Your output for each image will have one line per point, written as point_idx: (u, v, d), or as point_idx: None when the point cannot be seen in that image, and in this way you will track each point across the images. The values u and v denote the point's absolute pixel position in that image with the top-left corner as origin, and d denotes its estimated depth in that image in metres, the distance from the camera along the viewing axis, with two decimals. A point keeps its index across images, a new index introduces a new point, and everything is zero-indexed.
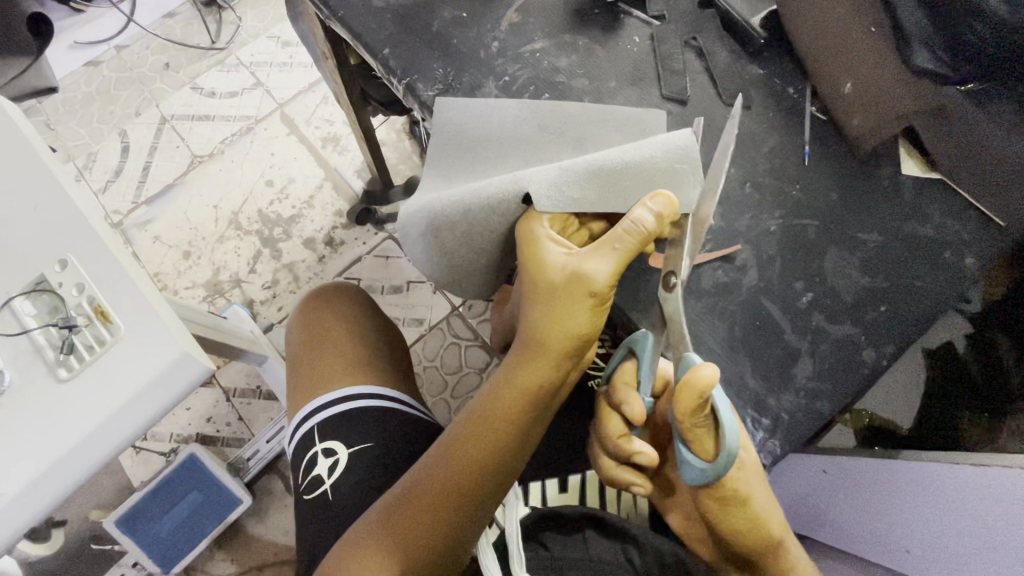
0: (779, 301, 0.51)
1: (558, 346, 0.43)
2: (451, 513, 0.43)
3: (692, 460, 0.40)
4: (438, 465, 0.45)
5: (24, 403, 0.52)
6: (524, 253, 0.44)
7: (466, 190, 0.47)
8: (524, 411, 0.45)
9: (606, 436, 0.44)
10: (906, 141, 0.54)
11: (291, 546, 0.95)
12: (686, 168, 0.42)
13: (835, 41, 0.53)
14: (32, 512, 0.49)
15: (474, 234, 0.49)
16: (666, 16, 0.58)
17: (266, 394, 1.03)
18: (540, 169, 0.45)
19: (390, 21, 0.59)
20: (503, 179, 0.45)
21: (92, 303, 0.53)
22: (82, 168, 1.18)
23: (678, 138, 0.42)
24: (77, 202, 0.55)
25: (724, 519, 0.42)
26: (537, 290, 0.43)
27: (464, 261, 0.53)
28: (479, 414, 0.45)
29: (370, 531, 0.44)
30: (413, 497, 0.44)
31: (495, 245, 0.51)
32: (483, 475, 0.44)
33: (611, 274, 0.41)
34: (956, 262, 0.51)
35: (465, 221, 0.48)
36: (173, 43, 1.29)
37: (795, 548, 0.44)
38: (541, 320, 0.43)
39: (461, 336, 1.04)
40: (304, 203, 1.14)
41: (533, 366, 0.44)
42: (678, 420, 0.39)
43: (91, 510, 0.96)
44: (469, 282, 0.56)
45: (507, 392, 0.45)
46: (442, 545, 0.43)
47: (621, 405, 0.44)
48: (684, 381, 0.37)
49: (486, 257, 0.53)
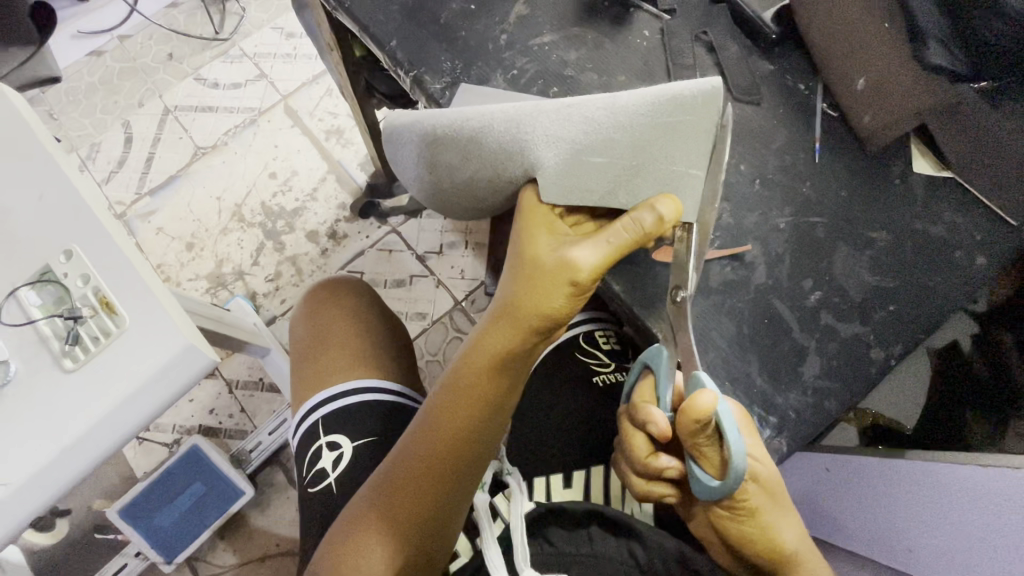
0: (788, 300, 0.51)
1: (532, 322, 0.44)
2: (432, 491, 0.47)
3: (702, 477, 0.41)
4: (420, 439, 0.48)
5: (30, 396, 0.52)
6: (518, 226, 0.44)
7: (470, 143, 0.43)
8: (495, 377, 0.47)
9: (631, 453, 0.45)
10: (917, 140, 0.54)
11: (293, 538, 0.95)
12: (699, 172, 0.41)
13: (847, 33, 0.52)
14: (37, 504, 0.49)
15: (471, 184, 0.48)
16: (677, 10, 0.58)
17: (268, 386, 1.03)
18: (549, 134, 0.41)
19: (397, 13, 0.58)
20: (504, 132, 0.41)
21: (97, 294, 0.53)
22: (85, 158, 1.18)
23: (704, 121, 0.38)
24: (82, 192, 0.55)
25: (738, 531, 0.43)
26: (520, 267, 0.44)
27: (459, 196, 0.51)
28: (456, 382, 0.48)
29: (360, 512, 0.47)
30: (397, 475, 0.47)
31: (496, 197, 0.49)
32: (459, 446, 0.48)
33: (595, 266, 0.41)
34: (965, 262, 0.51)
35: (466, 171, 0.46)
36: (176, 34, 1.28)
37: (812, 555, 0.44)
38: (514, 297, 0.44)
39: (464, 330, 1.04)
40: (307, 195, 1.14)
41: (502, 332, 0.45)
42: (684, 439, 0.40)
43: (94, 500, 0.96)
44: (460, 208, 0.54)
45: (478, 361, 0.47)
46: (427, 517, 0.46)
47: (639, 422, 0.44)
48: (684, 405, 0.38)
49: (485, 200, 0.51)
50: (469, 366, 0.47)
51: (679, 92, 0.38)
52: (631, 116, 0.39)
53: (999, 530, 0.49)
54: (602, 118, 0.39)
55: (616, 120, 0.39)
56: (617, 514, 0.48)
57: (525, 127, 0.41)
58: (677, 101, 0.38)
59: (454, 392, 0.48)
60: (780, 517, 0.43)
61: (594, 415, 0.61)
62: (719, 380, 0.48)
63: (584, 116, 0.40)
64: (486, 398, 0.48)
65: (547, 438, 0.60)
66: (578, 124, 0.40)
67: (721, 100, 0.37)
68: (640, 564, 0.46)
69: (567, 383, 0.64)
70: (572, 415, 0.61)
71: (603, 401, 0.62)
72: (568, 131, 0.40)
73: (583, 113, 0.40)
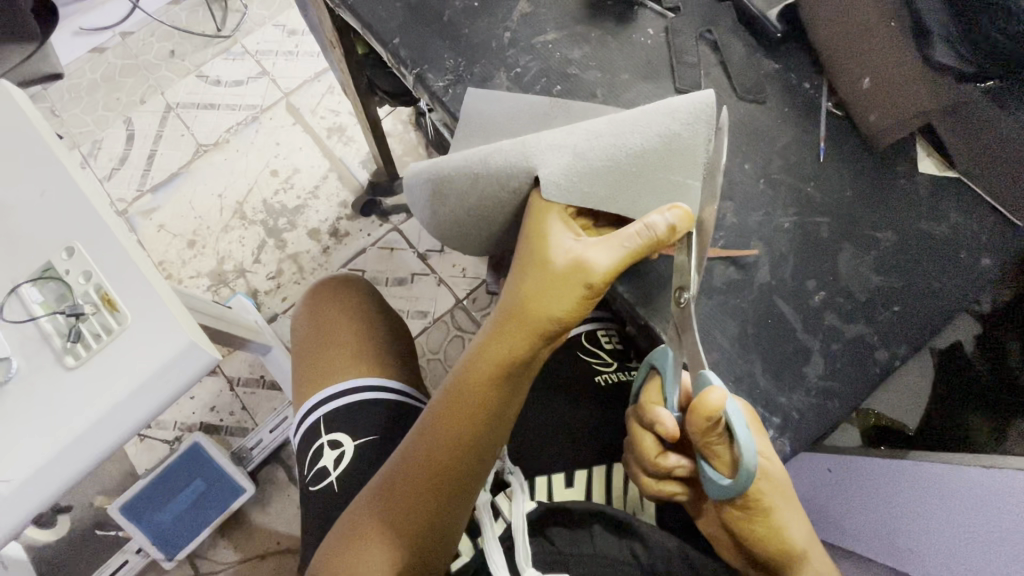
0: (791, 300, 0.50)
1: (540, 325, 0.44)
2: (434, 495, 0.47)
3: (714, 476, 0.41)
4: (424, 443, 0.48)
5: (32, 392, 0.52)
6: (525, 228, 0.45)
7: (478, 160, 0.44)
8: (498, 384, 0.47)
9: (641, 453, 0.45)
10: (923, 140, 0.54)
11: (294, 536, 0.95)
12: (695, 181, 0.42)
13: (855, 34, 0.52)
14: (37, 502, 0.49)
15: (482, 208, 0.48)
16: (680, 8, 0.58)
17: (270, 383, 1.03)
18: (552, 144, 0.43)
19: (400, 11, 0.58)
20: (513, 149, 0.43)
21: (98, 291, 0.52)
22: (88, 155, 1.18)
23: (698, 134, 0.40)
24: (85, 190, 0.55)
25: (751, 531, 0.42)
26: (527, 267, 0.43)
27: (471, 225, 0.51)
28: (459, 386, 0.47)
29: (365, 514, 0.47)
30: (402, 478, 0.47)
31: (504, 218, 0.50)
32: (464, 451, 0.47)
33: (609, 268, 0.41)
34: (971, 262, 0.51)
35: (474, 194, 0.47)
36: (178, 30, 1.28)
37: (823, 557, 0.43)
38: (524, 298, 0.43)
39: (465, 328, 1.04)
40: (309, 193, 1.13)
41: (510, 334, 0.45)
42: (695, 438, 0.40)
43: (97, 496, 0.96)
44: (474, 239, 0.54)
45: (481, 367, 0.46)
46: (430, 522, 0.46)
47: (647, 423, 0.44)
48: (695, 403, 0.38)
49: (493, 224, 0.51)
50: (475, 369, 0.46)
51: (676, 108, 0.41)
52: (631, 128, 0.41)
53: (1003, 533, 0.49)
54: (604, 130, 0.42)
55: (617, 130, 0.42)
56: (619, 513, 0.48)
57: (530, 142, 0.43)
58: (674, 115, 0.41)
59: (459, 395, 0.47)
60: (792, 515, 0.43)
61: (596, 415, 0.61)
62: (721, 380, 0.48)
63: (584, 129, 0.43)
64: (490, 404, 0.47)
65: (549, 438, 0.60)
66: (579, 136, 0.42)
67: (714, 111, 0.40)
68: (642, 564, 0.46)
69: (568, 382, 0.63)
70: (575, 414, 0.61)
71: (604, 401, 0.62)
72: (569, 141, 0.42)
73: (586, 128, 0.43)
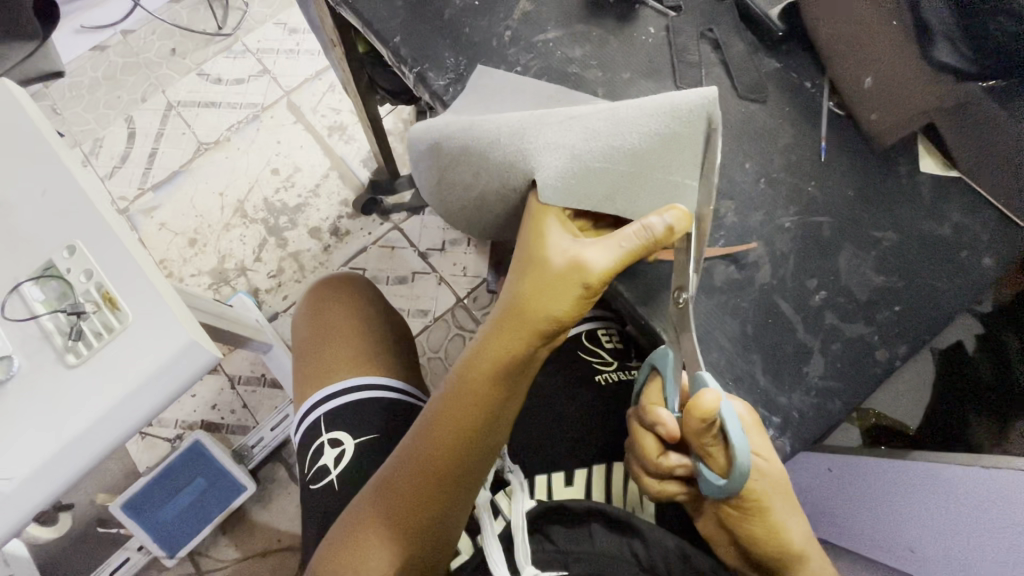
0: (792, 299, 0.50)
1: (538, 324, 0.44)
2: (433, 494, 0.47)
3: (708, 475, 0.41)
4: (422, 442, 0.48)
5: (33, 390, 0.52)
6: (524, 228, 0.45)
7: (477, 154, 0.44)
8: (498, 383, 0.47)
9: (642, 454, 0.46)
10: (925, 140, 0.53)
11: (295, 534, 0.95)
12: (693, 180, 0.41)
13: (857, 33, 0.52)
14: (38, 500, 0.49)
15: (486, 197, 0.49)
16: (682, 7, 0.57)
17: (271, 381, 1.03)
18: (550, 143, 0.42)
19: (401, 9, 0.58)
20: (510, 144, 0.43)
21: (99, 289, 0.53)
22: (89, 153, 1.18)
23: (697, 131, 0.39)
24: (86, 188, 0.55)
25: (747, 529, 0.43)
26: (526, 267, 0.44)
27: (475, 210, 0.52)
28: (457, 387, 0.47)
29: (363, 514, 0.47)
30: (400, 477, 0.47)
31: (506, 207, 0.50)
32: (464, 449, 0.47)
33: (607, 268, 0.41)
34: (972, 262, 0.51)
35: (478, 184, 0.48)
36: (179, 29, 1.28)
37: (822, 557, 0.43)
38: (523, 298, 0.44)
39: (466, 327, 1.04)
40: (310, 191, 1.13)
41: (509, 334, 0.45)
42: (689, 438, 0.40)
43: (98, 493, 0.96)
44: (479, 221, 0.55)
45: (480, 367, 0.46)
46: (429, 521, 0.46)
47: (648, 424, 0.44)
48: (689, 404, 0.38)
49: (497, 211, 0.51)
50: (474, 367, 0.47)
51: (677, 104, 0.39)
52: (629, 127, 0.40)
53: (1002, 531, 0.49)
54: (601, 128, 0.41)
55: (614, 129, 0.40)
56: (618, 511, 0.48)
57: (528, 137, 0.42)
58: (674, 111, 0.39)
59: (458, 394, 0.47)
60: (790, 516, 0.43)
61: (597, 413, 0.61)
62: (721, 379, 0.48)
63: (581, 124, 0.41)
64: (489, 402, 0.47)
65: (549, 437, 0.59)
66: (577, 134, 0.41)
67: (716, 108, 0.38)
68: (642, 562, 0.46)
69: (569, 380, 0.64)
70: (576, 412, 0.61)
71: (604, 401, 0.62)
72: (567, 139, 0.41)
73: (584, 125, 0.41)
